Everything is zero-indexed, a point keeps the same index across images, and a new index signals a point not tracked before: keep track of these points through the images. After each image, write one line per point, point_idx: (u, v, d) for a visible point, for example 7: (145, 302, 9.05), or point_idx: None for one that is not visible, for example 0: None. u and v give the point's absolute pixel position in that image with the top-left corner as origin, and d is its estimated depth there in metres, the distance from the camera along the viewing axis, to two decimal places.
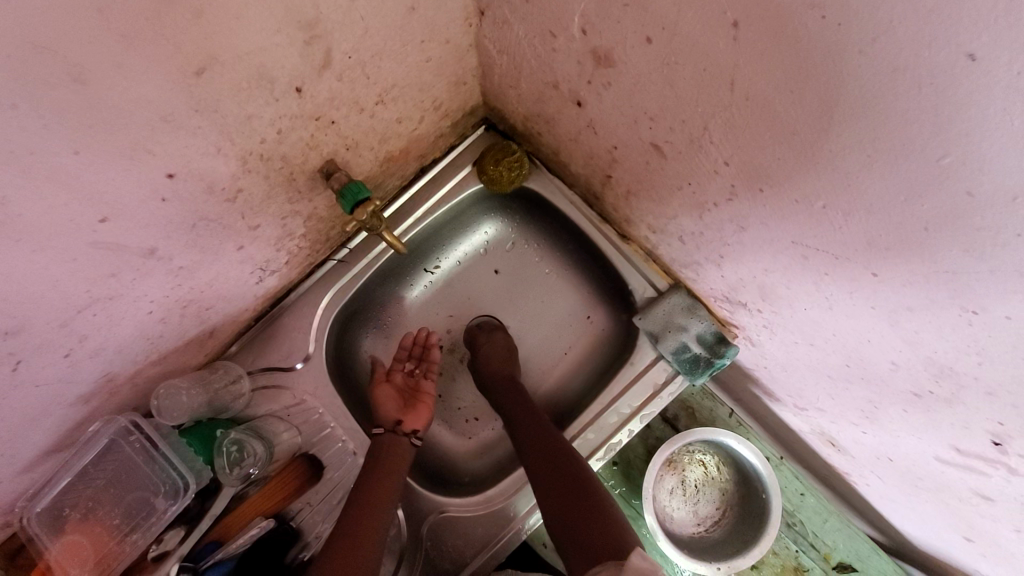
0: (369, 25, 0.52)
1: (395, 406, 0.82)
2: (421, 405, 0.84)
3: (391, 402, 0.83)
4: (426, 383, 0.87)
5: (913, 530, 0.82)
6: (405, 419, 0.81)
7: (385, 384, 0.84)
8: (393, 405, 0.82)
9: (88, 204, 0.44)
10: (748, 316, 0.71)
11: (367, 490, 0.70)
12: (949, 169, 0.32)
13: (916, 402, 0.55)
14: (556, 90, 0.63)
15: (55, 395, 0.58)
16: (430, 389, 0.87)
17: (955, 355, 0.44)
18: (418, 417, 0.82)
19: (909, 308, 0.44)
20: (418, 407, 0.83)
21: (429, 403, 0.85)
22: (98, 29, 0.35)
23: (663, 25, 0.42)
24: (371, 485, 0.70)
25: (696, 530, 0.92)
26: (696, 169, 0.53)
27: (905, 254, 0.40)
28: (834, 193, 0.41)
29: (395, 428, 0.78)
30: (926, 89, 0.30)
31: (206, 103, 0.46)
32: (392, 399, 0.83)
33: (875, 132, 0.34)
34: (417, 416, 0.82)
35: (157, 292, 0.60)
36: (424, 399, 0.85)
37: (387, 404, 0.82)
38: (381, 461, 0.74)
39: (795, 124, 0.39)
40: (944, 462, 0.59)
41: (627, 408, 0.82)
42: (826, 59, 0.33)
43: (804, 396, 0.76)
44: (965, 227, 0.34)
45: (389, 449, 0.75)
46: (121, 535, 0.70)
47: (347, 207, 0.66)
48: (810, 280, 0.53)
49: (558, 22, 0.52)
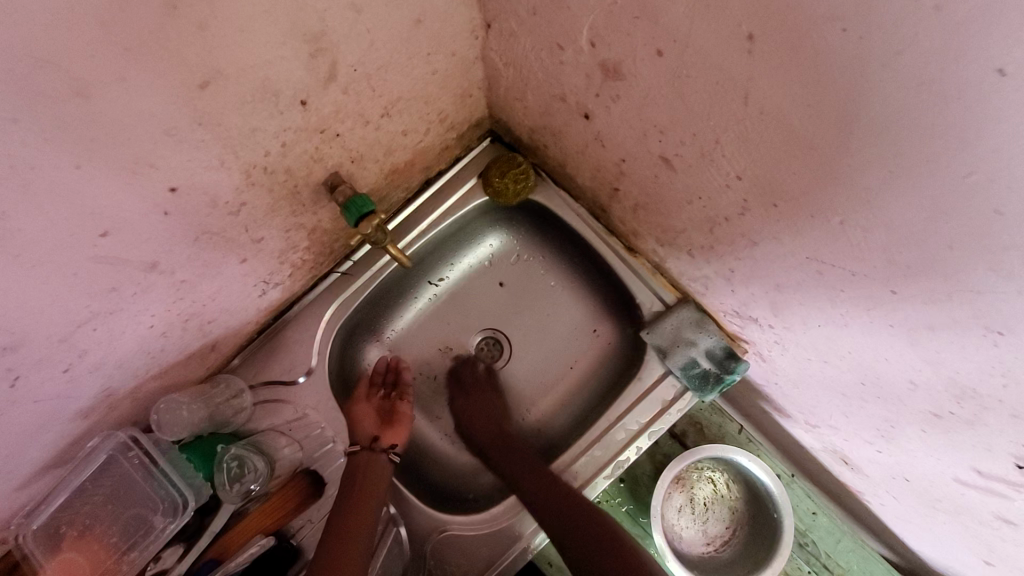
0: (375, 37, 0.52)
1: (373, 423, 0.80)
2: (400, 422, 0.82)
3: (369, 419, 0.80)
4: (403, 402, 0.84)
5: (931, 552, 0.79)
6: (384, 435, 0.79)
7: (363, 402, 0.82)
8: (371, 422, 0.80)
9: (88, 219, 0.43)
10: (759, 331, 0.70)
11: (346, 518, 0.69)
12: (976, 187, 0.31)
13: (936, 422, 0.53)
14: (563, 102, 0.63)
15: (53, 411, 0.57)
16: (407, 409, 0.83)
17: (978, 376, 0.43)
18: (396, 433, 0.80)
19: (930, 327, 0.42)
20: (397, 425, 0.81)
21: (408, 423, 0.82)
22: (100, 41, 0.34)
23: (675, 38, 0.41)
24: (353, 509, 0.70)
25: (706, 550, 0.91)
26: (707, 183, 0.52)
27: (927, 273, 0.38)
28: (852, 209, 0.40)
29: (372, 444, 0.76)
30: (952, 105, 0.28)
31: (209, 115, 0.45)
32: (369, 416, 0.81)
33: (897, 148, 0.33)
34: (396, 434, 0.80)
35: (159, 306, 0.59)
36: (402, 415, 0.82)
37: (365, 421, 0.80)
38: (357, 484, 0.73)
39: (811, 139, 0.38)
40: (964, 484, 0.57)
41: (636, 424, 0.80)
42: (846, 73, 0.32)
43: (817, 413, 0.75)
44: (990, 245, 0.33)
45: (367, 467, 0.74)
46: (119, 553, 0.68)
47: (351, 219, 0.65)
48: (825, 297, 0.51)
49: (567, 34, 0.51)
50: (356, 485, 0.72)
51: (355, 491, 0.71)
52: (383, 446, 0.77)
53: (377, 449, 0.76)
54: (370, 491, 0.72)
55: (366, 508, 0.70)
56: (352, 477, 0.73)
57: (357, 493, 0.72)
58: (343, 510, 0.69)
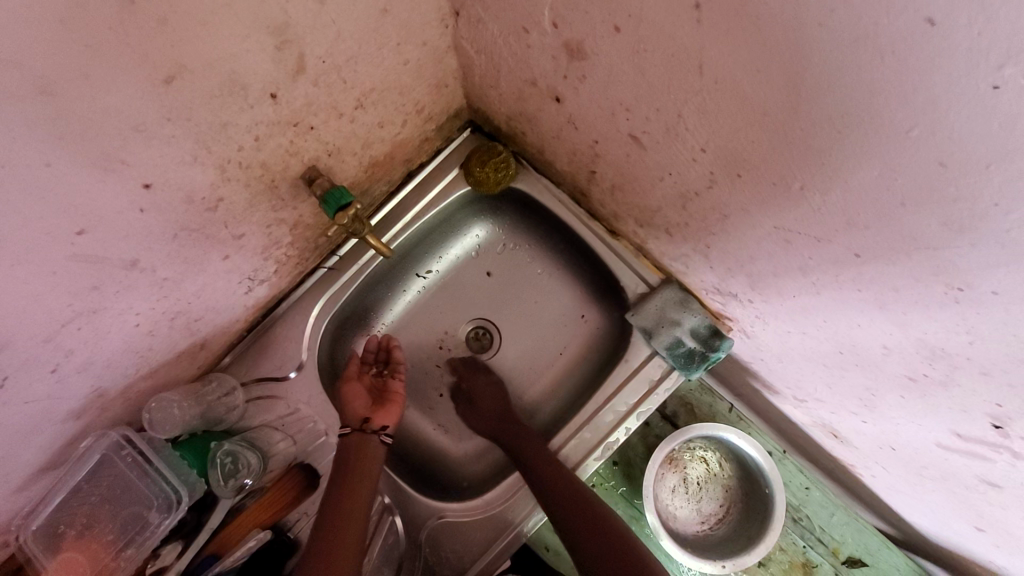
0: (341, 28, 0.52)
1: (364, 404, 0.79)
2: (392, 401, 0.82)
3: (359, 399, 0.80)
4: (395, 381, 0.84)
5: (922, 521, 0.80)
6: (375, 416, 0.79)
7: (354, 381, 0.82)
8: (362, 402, 0.80)
9: (64, 217, 0.44)
10: (740, 308, 0.70)
11: (341, 501, 0.69)
12: (918, 141, 0.32)
13: (911, 386, 0.54)
14: (535, 87, 0.63)
15: (45, 412, 0.58)
16: (399, 386, 0.84)
17: (945, 335, 0.43)
18: (388, 414, 0.80)
19: (896, 288, 0.43)
20: (388, 404, 0.81)
21: (400, 401, 0.82)
22: (62, 38, 0.35)
23: (630, 12, 0.41)
24: (348, 491, 0.70)
25: (700, 529, 0.91)
26: (675, 158, 0.53)
27: (887, 234, 0.39)
28: (811, 174, 0.41)
29: (363, 426, 0.76)
30: (888, 59, 0.29)
31: (179, 110, 0.46)
32: (360, 395, 0.80)
33: (843, 107, 0.33)
34: (387, 414, 0.80)
35: (143, 305, 0.60)
36: (394, 395, 0.82)
37: (355, 401, 0.79)
38: (352, 466, 0.73)
39: (765, 105, 0.38)
40: (946, 448, 0.58)
41: (624, 406, 0.81)
42: (787, 36, 0.32)
43: (803, 387, 0.76)
44: (940, 198, 0.33)
45: (359, 451, 0.74)
46: (116, 551, 0.69)
47: (329, 212, 0.66)
48: (796, 266, 0.52)
49: (530, 17, 0.52)
50: (349, 470, 0.72)
51: (349, 473, 0.72)
52: (374, 427, 0.77)
53: (368, 431, 0.76)
54: (363, 475, 0.72)
55: (361, 489, 0.71)
56: (345, 460, 0.74)
57: (351, 475, 0.72)
58: (339, 493, 0.70)
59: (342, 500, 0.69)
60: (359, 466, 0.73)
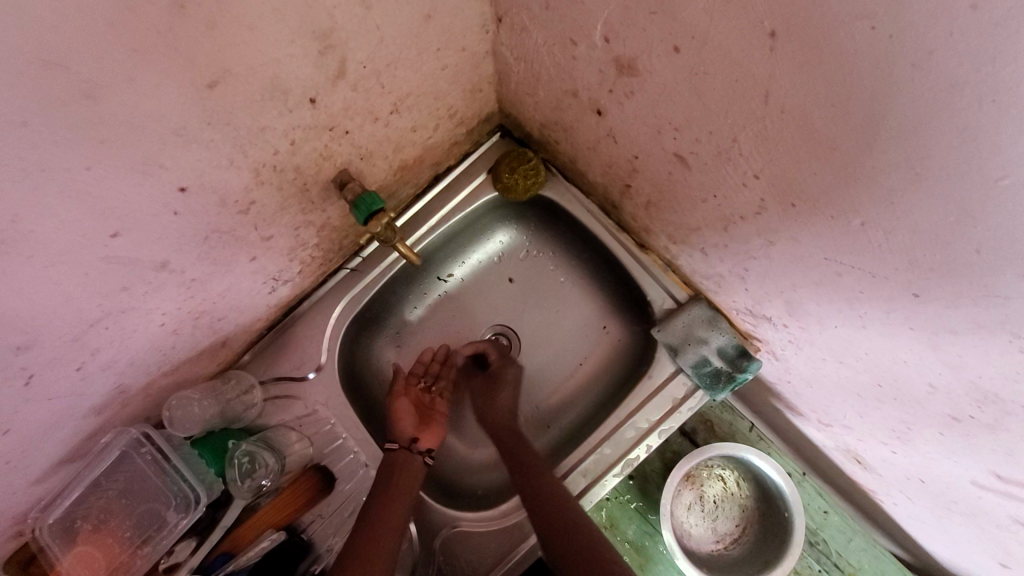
0: (384, 34, 0.51)
1: (413, 423, 0.81)
2: (436, 423, 0.83)
3: (408, 416, 0.81)
4: (440, 403, 0.86)
5: (943, 552, 0.78)
6: (422, 437, 0.80)
7: (404, 397, 0.82)
8: (409, 421, 0.81)
9: (99, 219, 0.43)
10: (772, 331, 0.69)
11: (377, 516, 0.69)
12: (1008, 191, 0.30)
13: (954, 426, 0.52)
14: (575, 98, 0.62)
15: (68, 408, 0.57)
16: (442, 408, 0.86)
17: (1002, 381, 0.41)
18: (433, 436, 0.82)
19: (954, 331, 0.41)
20: (432, 425, 0.83)
21: (442, 424, 0.84)
22: (110, 43, 0.34)
23: (693, 34, 0.40)
24: (388, 511, 0.70)
25: (715, 548, 0.90)
26: (723, 182, 0.52)
27: (952, 277, 0.37)
28: (875, 212, 0.39)
29: (411, 446, 0.78)
30: (986, 106, 0.27)
31: (218, 115, 0.44)
32: (408, 412, 0.82)
33: (926, 149, 0.32)
34: (432, 435, 0.82)
35: (170, 305, 0.59)
36: (438, 417, 0.84)
37: (404, 420, 0.80)
38: (393, 483, 0.74)
39: (835, 139, 0.37)
40: (982, 487, 0.56)
41: (644, 423, 0.80)
42: (872, 74, 0.31)
43: (830, 413, 0.74)
44: (1021, 250, 0.32)
45: (403, 468, 0.75)
46: (133, 548, 0.69)
47: (360, 217, 0.64)
48: (842, 298, 0.50)
49: (580, 29, 0.50)
50: (392, 484, 0.73)
51: (392, 486, 0.73)
52: (421, 450, 0.78)
53: (415, 451, 0.78)
54: (404, 492, 0.73)
55: (398, 504, 0.71)
56: (387, 477, 0.74)
57: (394, 491, 0.72)
58: (376, 505, 0.70)
59: (382, 516, 0.69)
60: (400, 482, 0.73)
